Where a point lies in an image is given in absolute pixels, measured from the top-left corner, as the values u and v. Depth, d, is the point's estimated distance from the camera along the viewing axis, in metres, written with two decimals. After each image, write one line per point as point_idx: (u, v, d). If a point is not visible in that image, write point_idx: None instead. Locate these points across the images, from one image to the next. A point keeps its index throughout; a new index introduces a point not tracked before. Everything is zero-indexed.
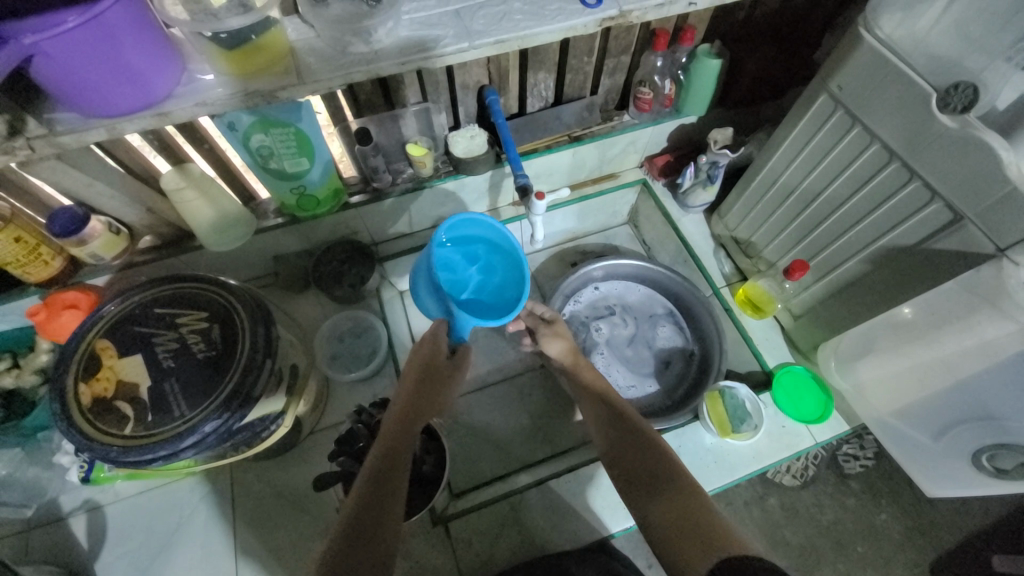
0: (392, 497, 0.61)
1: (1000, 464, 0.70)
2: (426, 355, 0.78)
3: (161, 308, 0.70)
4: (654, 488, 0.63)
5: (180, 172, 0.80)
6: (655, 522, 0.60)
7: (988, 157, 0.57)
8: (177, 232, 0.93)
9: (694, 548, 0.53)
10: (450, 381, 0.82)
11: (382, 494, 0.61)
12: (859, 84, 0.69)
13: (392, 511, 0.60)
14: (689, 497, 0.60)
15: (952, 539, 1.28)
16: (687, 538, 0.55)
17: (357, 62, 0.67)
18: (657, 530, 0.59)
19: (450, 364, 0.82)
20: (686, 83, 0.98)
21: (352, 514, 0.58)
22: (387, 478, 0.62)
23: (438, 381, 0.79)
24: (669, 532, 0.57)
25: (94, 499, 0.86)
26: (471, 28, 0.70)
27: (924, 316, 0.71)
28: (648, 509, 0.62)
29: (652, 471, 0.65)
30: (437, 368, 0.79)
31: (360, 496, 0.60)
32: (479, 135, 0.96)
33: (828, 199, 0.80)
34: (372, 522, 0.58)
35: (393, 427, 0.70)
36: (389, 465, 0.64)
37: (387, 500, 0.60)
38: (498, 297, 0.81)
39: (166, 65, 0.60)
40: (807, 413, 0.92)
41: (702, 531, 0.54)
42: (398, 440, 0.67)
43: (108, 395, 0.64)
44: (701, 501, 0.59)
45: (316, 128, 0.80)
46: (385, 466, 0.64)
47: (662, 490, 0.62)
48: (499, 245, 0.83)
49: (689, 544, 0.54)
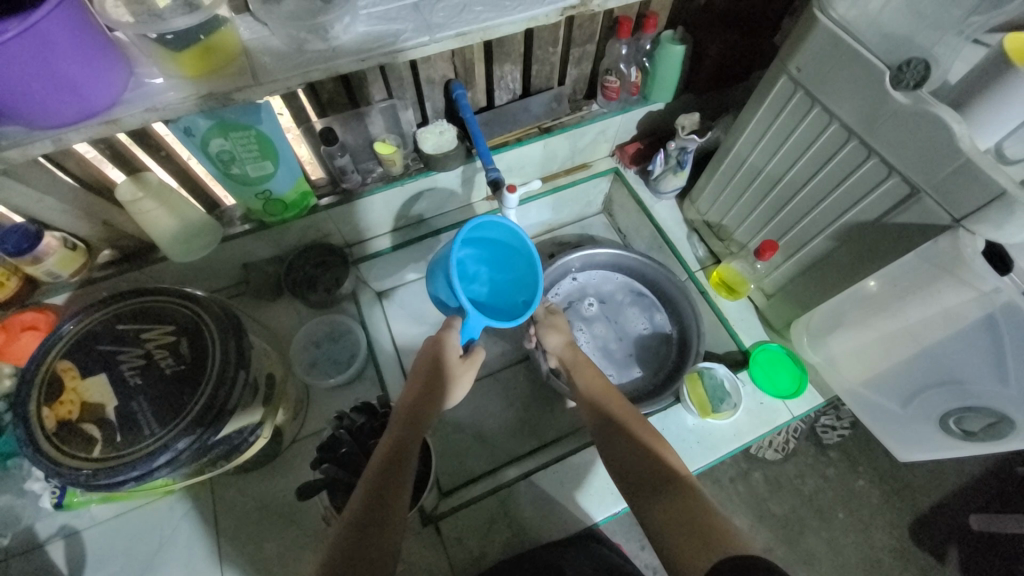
0: (394, 500, 0.60)
1: (967, 427, 0.73)
2: (427, 363, 0.75)
3: (124, 324, 0.68)
4: (658, 488, 0.62)
5: (136, 182, 0.77)
6: (653, 521, 0.59)
7: (941, 130, 0.59)
8: (140, 244, 0.89)
9: (700, 548, 0.53)
10: (463, 381, 0.78)
11: (377, 503, 0.59)
12: (818, 65, 0.70)
13: (391, 515, 0.59)
14: (692, 500, 0.59)
15: (928, 500, 1.34)
16: (696, 543, 0.54)
17: (315, 60, 0.65)
18: (659, 530, 0.58)
19: (461, 365, 0.77)
20: (651, 70, 0.99)
21: (351, 522, 0.57)
22: (390, 483, 0.61)
23: (448, 381, 0.75)
24: (676, 531, 0.56)
25: (71, 525, 0.83)
26: (432, 21, 0.68)
27: (889, 288, 0.74)
28: (649, 509, 0.61)
29: (649, 472, 0.65)
30: (447, 368, 0.75)
31: (361, 503, 0.59)
32: (448, 131, 0.95)
33: (794, 178, 0.82)
34: (370, 528, 0.57)
35: (399, 429, 0.68)
36: (394, 471, 0.63)
37: (392, 500, 0.60)
38: (508, 298, 0.84)
39: (112, 71, 0.58)
40: (782, 389, 0.94)
41: (703, 528, 0.55)
42: (402, 443, 0.67)
43: (72, 418, 0.61)
44: (704, 502, 0.59)
45: (278, 130, 0.77)
46: (389, 470, 0.63)
47: (662, 489, 0.62)
48: (516, 248, 0.83)
49: (689, 542, 0.54)
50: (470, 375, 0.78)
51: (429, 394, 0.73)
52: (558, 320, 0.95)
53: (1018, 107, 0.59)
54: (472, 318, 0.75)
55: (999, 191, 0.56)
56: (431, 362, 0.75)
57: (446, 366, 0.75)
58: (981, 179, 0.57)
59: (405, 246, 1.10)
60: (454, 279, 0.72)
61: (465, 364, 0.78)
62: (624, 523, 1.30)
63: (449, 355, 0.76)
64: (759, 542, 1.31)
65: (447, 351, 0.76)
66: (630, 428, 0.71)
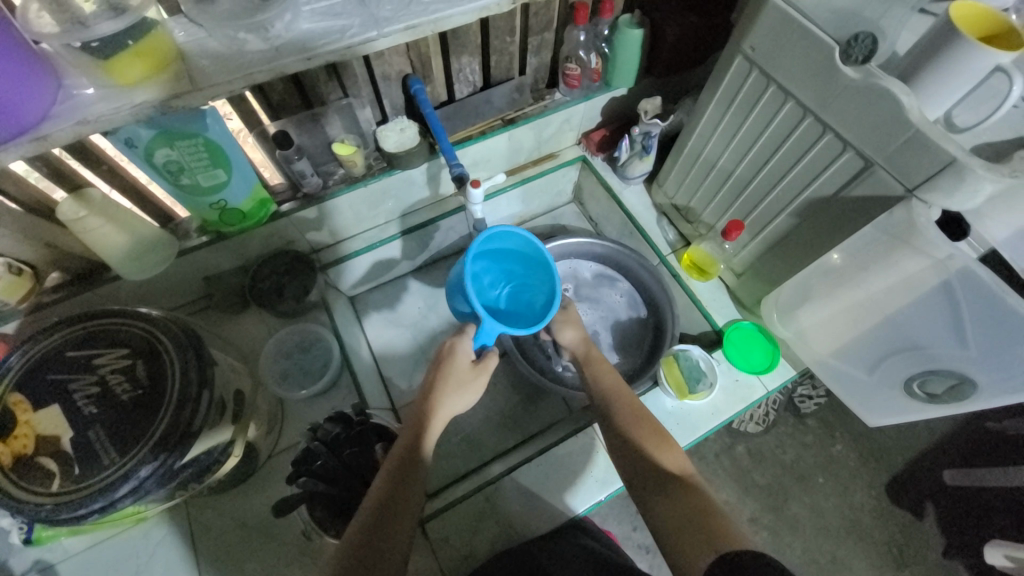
0: (400, 513, 0.58)
1: (930, 390, 0.76)
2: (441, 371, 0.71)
3: (75, 351, 0.64)
4: (659, 485, 0.62)
5: (78, 200, 0.73)
6: (658, 515, 0.59)
7: (890, 103, 0.60)
8: (92, 264, 0.85)
9: (699, 540, 0.53)
10: (473, 388, 0.72)
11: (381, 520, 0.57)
12: (769, 44, 0.71)
13: (396, 531, 0.57)
14: (692, 496, 0.59)
15: (901, 459, 1.40)
16: (692, 535, 0.54)
17: (256, 62, 0.62)
18: (661, 529, 0.57)
19: (472, 371, 0.72)
20: (611, 56, 0.98)
21: (355, 542, 0.55)
22: (398, 496, 0.59)
23: (457, 388, 0.70)
24: (675, 530, 0.56)
25: (44, 559, 0.79)
26: (379, 15, 0.66)
27: (851, 260, 0.75)
28: (654, 505, 0.60)
29: (643, 473, 0.64)
30: (457, 374, 0.71)
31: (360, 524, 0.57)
32: (409, 127, 0.93)
33: (755, 157, 0.82)
34: (378, 542, 0.55)
35: (407, 437, 0.65)
36: (402, 485, 0.60)
37: (395, 514, 0.58)
38: (527, 306, 0.80)
39: (37, 85, 0.54)
40: (755, 364, 0.96)
41: (703, 523, 0.54)
42: (408, 456, 0.63)
43: (28, 452, 0.58)
44: (707, 499, 0.58)
45: (227, 136, 0.74)
46: (397, 482, 0.60)
47: (664, 489, 0.61)
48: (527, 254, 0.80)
49: (691, 538, 0.54)
50: (482, 381, 0.73)
51: (439, 398, 0.69)
52: (572, 312, 0.88)
53: (962, 76, 0.60)
54: (488, 324, 0.70)
55: (949, 160, 0.58)
56: (438, 368, 0.71)
57: (456, 370, 0.71)
58: (930, 148, 0.59)
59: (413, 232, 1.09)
60: (466, 284, 0.70)
61: (476, 370, 0.72)
62: (614, 507, 1.32)
63: (462, 361, 0.72)
64: (746, 513, 1.35)
65: (457, 355, 0.72)
66: (623, 426, 0.71)
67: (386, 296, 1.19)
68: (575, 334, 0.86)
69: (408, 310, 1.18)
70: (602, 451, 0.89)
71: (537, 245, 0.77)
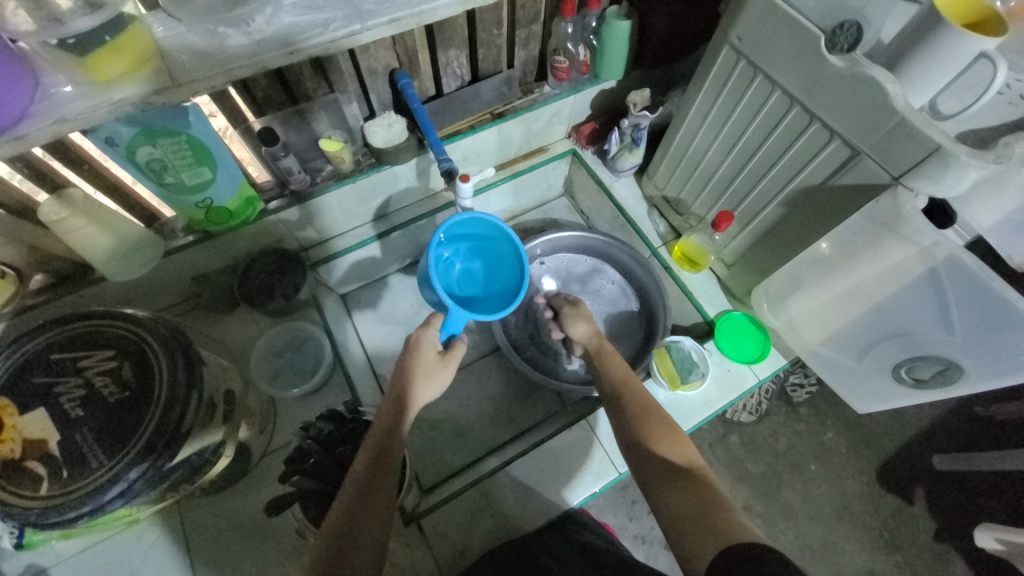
0: (376, 501, 0.57)
1: (918, 375, 0.77)
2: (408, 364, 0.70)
3: (60, 353, 0.63)
4: (671, 478, 0.62)
5: (60, 201, 0.71)
6: (667, 512, 0.59)
7: (875, 91, 0.61)
8: (76, 265, 0.84)
9: (702, 534, 0.53)
10: (442, 378, 0.73)
11: (360, 518, 0.55)
12: (756, 33, 0.70)
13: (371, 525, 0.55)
14: (698, 488, 0.59)
15: (892, 445, 1.42)
16: (696, 528, 0.54)
17: (238, 57, 0.61)
18: (668, 521, 0.58)
19: (440, 363, 0.72)
20: (599, 48, 0.98)
21: (335, 529, 0.54)
22: (375, 481, 0.59)
23: (425, 378, 0.70)
24: (680, 522, 0.56)
25: (35, 564, 0.79)
26: (363, 8, 0.65)
27: (841, 249, 0.76)
28: (662, 497, 0.60)
29: (649, 467, 0.65)
30: (423, 366, 0.71)
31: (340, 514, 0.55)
32: (397, 122, 0.92)
33: (744, 148, 0.82)
34: (354, 533, 0.54)
35: (384, 424, 0.65)
36: (379, 470, 0.60)
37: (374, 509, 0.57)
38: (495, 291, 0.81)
39: (12, 82, 0.52)
40: (747, 354, 0.96)
41: (704, 516, 0.55)
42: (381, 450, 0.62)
43: (15, 457, 0.57)
44: (711, 490, 0.58)
45: (211, 133, 0.73)
46: (375, 467, 0.60)
47: (671, 481, 0.61)
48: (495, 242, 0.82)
49: (696, 530, 0.54)
50: (449, 371, 0.73)
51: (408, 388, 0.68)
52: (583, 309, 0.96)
53: (947, 63, 0.60)
54: (453, 313, 0.74)
55: (935, 147, 0.58)
56: (409, 357, 0.71)
57: (422, 362, 0.70)
58: (916, 135, 0.59)
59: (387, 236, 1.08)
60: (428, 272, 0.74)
61: (443, 361, 0.73)
62: (609, 498, 1.33)
63: (428, 353, 0.72)
64: (740, 502, 1.37)
65: (423, 347, 0.72)
66: (634, 419, 0.71)
67: (377, 293, 1.18)
68: (585, 328, 0.92)
69: (400, 307, 1.18)
70: (596, 443, 0.90)
71: (501, 229, 0.79)
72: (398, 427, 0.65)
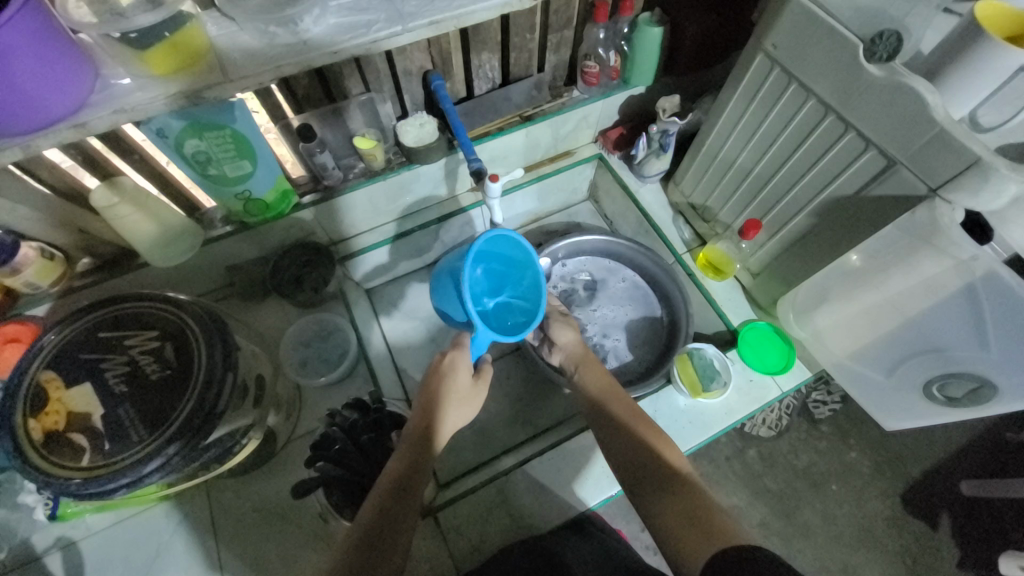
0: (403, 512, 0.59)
1: (950, 393, 0.75)
2: (442, 384, 0.70)
3: (106, 332, 0.67)
4: (657, 486, 0.62)
5: (110, 188, 0.76)
6: (655, 517, 0.59)
7: (914, 101, 0.60)
8: (120, 251, 0.88)
9: (699, 540, 0.53)
10: (474, 403, 0.74)
11: (387, 524, 0.57)
12: (792, 40, 0.70)
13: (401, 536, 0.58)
14: (692, 495, 0.59)
15: (918, 469, 1.37)
16: (695, 533, 0.53)
17: (286, 54, 0.64)
18: (659, 526, 0.58)
19: (474, 387, 0.73)
20: (630, 54, 0.99)
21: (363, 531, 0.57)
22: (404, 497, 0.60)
23: (459, 402, 0.71)
24: (676, 530, 0.55)
25: (67, 535, 0.82)
26: (404, 10, 0.67)
27: (871, 261, 0.74)
28: (650, 504, 0.61)
29: (648, 468, 0.65)
30: (456, 389, 0.70)
31: (371, 516, 0.58)
32: (428, 123, 0.94)
33: (774, 156, 0.82)
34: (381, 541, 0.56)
35: (412, 444, 0.65)
36: (411, 475, 0.62)
37: (399, 517, 0.58)
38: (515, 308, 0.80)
39: (77, 74, 0.56)
40: (771, 365, 0.95)
41: (702, 520, 0.55)
42: (414, 467, 0.63)
43: (59, 428, 0.60)
44: (709, 500, 0.58)
45: (254, 128, 0.76)
46: (404, 480, 0.61)
47: (664, 487, 0.61)
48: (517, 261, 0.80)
49: (688, 534, 0.54)
50: (481, 395, 0.74)
51: (444, 407, 0.69)
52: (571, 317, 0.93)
53: (989, 77, 0.59)
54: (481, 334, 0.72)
55: (974, 158, 0.57)
56: (441, 380, 0.70)
57: (457, 384, 0.70)
58: (955, 146, 0.58)
59: (407, 236, 1.10)
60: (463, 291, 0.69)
61: (477, 386, 0.74)
62: (622, 507, 1.32)
63: (464, 381, 0.71)
64: (756, 518, 1.34)
65: (459, 372, 0.71)
66: (625, 423, 0.72)
67: (401, 290, 1.20)
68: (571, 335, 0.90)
69: (423, 304, 1.19)
70: None
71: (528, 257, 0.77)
72: (428, 445, 0.65)
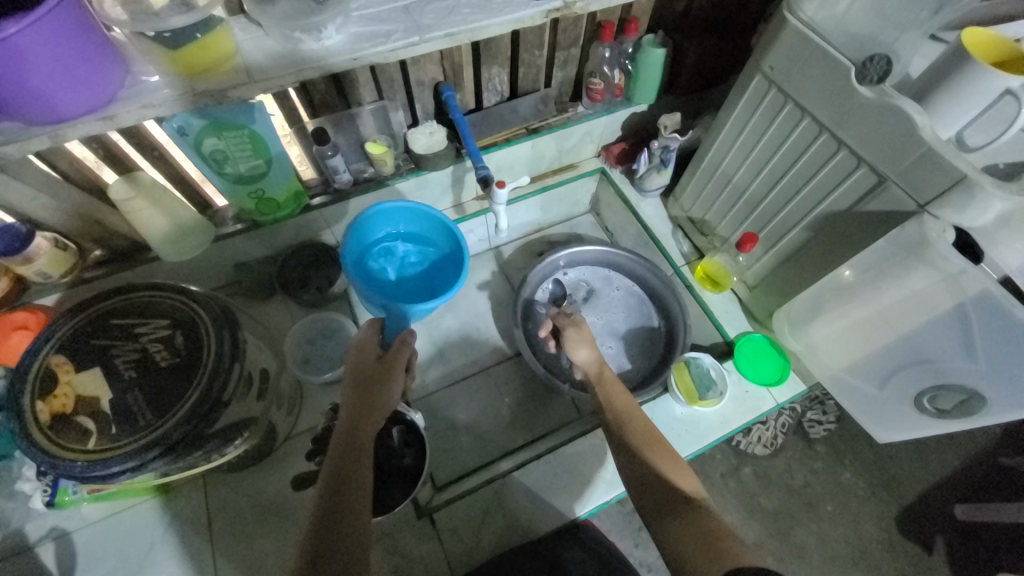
0: (351, 486, 0.61)
1: (940, 405, 0.76)
2: (358, 365, 0.78)
3: (118, 319, 0.68)
4: (665, 510, 0.63)
5: (129, 182, 0.78)
6: (670, 540, 0.59)
7: (903, 122, 0.63)
8: (132, 244, 0.90)
9: (708, 559, 0.53)
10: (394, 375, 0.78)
11: (338, 501, 0.59)
12: (788, 63, 0.74)
13: (354, 512, 0.58)
14: (700, 519, 0.60)
15: (913, 492, 1.37)
16: (704, 553, 0.55)
17: (308, 59, 0.67)
18: (670, 544, 0.59)
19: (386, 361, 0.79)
20: (634, 72, 1.03)
21: (319, 517, 0.57)
22: (348, 471, 0.62)
23: (377, 381, 0.76)
24: (686, 548, 0.57)
25: (62, 526, 0.82)
26: (421, 22, 0.71)
27: (862, 275, 0.77)
28: (665, 528, 0.61)
29: (658, 491, 0.66)
30: (371, 369, 0.77)
31: (323, 495, 0.59)
32: (438, 132, 0.98)
33: (770, 172, 0.85)
34: (335, 522, 0.57)
35: (347, 422, 0.70)
36: (355, 431, 0.69)
37: (349, 490, 0.60)
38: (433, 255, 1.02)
39: (110, 70, 0.59)
40: (766, 376, 0.97)
41: (711, 542, 0.56)
42: (353, 443, 0.66)
43: (67, 411, 0.61)
44: (719, 520, 0.59)
45: (271, 129, 0.79)
46: (344, 457, 0.64)
47: (676, 506, 0.63)
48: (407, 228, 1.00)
49: (701, 557, 0.54)
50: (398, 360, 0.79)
51: (364, 390, 0.75)
52: (587, 333, 0.91)
53: (975, 98, 0.62)
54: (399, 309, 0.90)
55: (960, 176, 0.60)
56: (359, 365, 0.78)
57: (368, 365, 0.78)
58: (942, 165, 0.61)
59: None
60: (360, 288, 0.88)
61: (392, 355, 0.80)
62: (616, 521, 1.31)
63: (371, 354, 0.80)
64: (751, 536, 1.33)
65: (366, 347, 0.80)
66: (636, 446, 0.73)
67: None
68: (588, 354, 0.89)
69: None
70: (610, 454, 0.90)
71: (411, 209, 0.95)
72: (359, 421, 0.70)
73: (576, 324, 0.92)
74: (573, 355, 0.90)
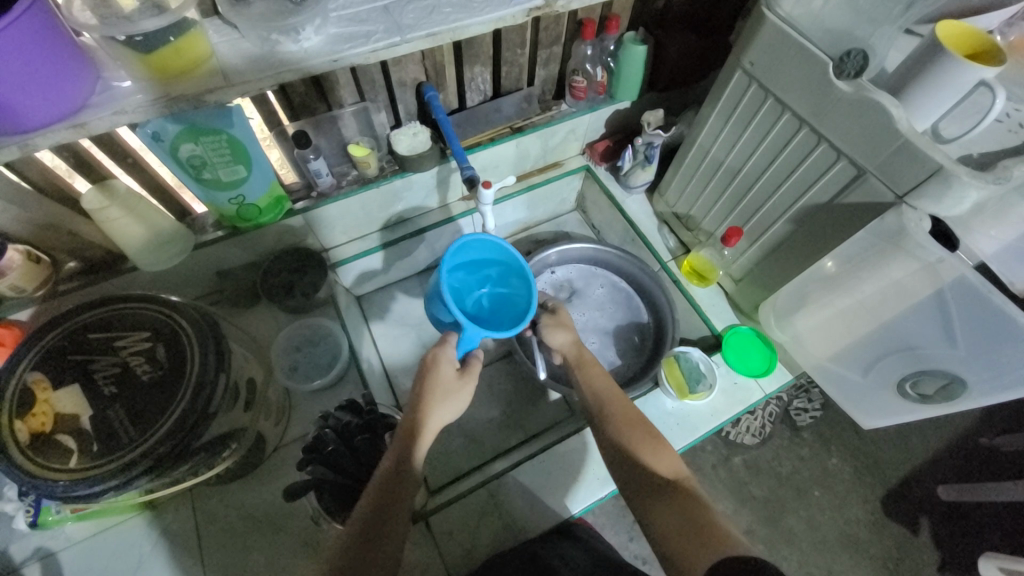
0: (392, 509, 0.59)
1: (922, 390, 0.78)
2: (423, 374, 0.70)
3: (96, 333, 0.66)
4: (654, 491, 0.63)
5: (102, 191, 0.75)
6: (657, 528, 0.59)
7: (880, 115, 0.65)
8: (109, 254, 0.87)
9: (698, 546, 0.54)
10: (462, 396, 0.71)
11: (375, 527, 0.58)
12: (767, 59, 0.75)
13: (391, 535, 0.58)
14: (687, 501, 0.60)
15: (897, 475, 1.41)
16: (691, 541, 0.55)
17: (286, 62, 0.66)
18: (656, 532, 0.59)
19: (460, 380, 0.71)
20: (616, 70, 1.03)
21: (352, 535, 0.57)
22: (393, 492, 0.60)
23: (445, 398, 0.69)
24: (675, 537, 0.56)
25: (46, 547, 0.79)
26: (402, 22, 0.70)
27: (844, 266, 0.79)
28: (650, 513, 0.61)
29: (641, 479, 0.65)
30: (439, 382, 0.69)
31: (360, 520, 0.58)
32: (421, 132, 0.97)
33: (753, 167, 0.86)
34: (368, 542, 0.57)
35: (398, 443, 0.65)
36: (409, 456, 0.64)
37: (390, 513, 0.59)
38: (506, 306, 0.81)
39: (80, 76, 0.57)
40: (754, 368, 0.98)
41: (700, 529, 0.56)
42: (400, 464, 0.63)
43: (46, 430, 0.59)
44: (703, 503, 0.60)
45: (250, 134, 0.77)
46: (389, 481, 0.61)
47: (660, 492, 0.63)
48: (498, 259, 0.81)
49: (689, 542, 0.55)
50: (469, 389, 0.71)
51: (431, 404, 0.68)
52: (564, 317, 0.89)
53: (949, 90, 0.64)
54: (471, 331, 0.71)
55: (936, 167, 0.61)
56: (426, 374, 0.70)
57: (437, 378, 0.69)
58: (918, 157, 0.63)
59: (395, 245, 1.10)
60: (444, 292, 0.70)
61: (462, 379, 0.71)
62: (611, 516, 1.32)
63: (448, 370, 0.70)
64: (743, 525, 1.36)
65: (443, 365, 0.70)
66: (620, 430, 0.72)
67: (391, 298, 1.21)
68: (565, 337, 0.86)
69: (414, 311, 1.20)
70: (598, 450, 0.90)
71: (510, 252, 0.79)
72: (415, 440, 0.65)
73: (552, 309, 0.90)
74: (549, 338, 0.86)
